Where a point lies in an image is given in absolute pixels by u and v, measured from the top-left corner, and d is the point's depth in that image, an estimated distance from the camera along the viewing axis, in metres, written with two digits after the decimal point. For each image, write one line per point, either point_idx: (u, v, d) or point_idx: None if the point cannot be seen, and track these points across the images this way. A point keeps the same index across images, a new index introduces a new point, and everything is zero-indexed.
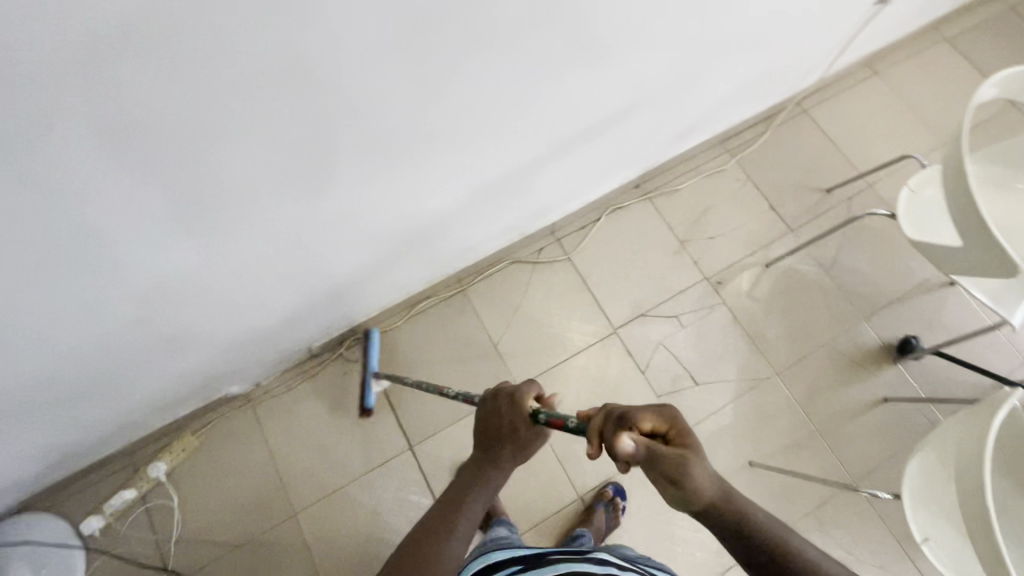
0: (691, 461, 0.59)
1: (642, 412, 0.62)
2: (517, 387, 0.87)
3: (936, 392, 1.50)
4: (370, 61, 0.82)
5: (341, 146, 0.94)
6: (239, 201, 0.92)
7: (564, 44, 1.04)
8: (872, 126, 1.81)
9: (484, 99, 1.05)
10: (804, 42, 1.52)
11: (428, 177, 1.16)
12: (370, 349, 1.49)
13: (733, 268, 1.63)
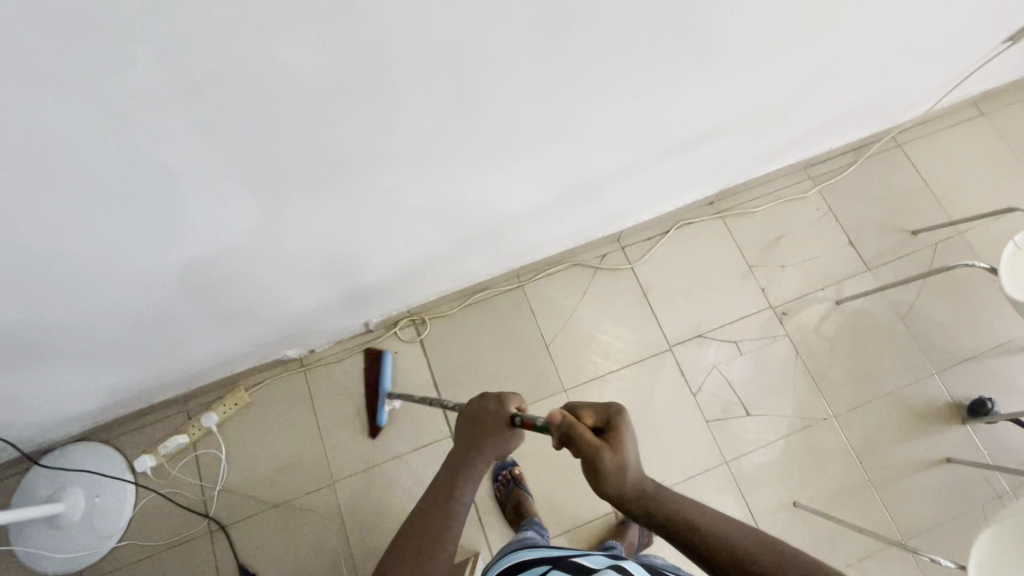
0: (604, 449, 0.70)
1: (584, 406, 0.76)
2: (505, 391, 0.87)
3: (1005, 460, 1.41)
4: (489, 49, 0.80)
5: (441, 131, 0.93)
6: (335, 172, 0.92)
7: (675, 53, 1.01)
8: (970, 171, 1.70)
9: (585, 98, 1.02)
10: (916, 74, 1.43)
11: (514, 170, 1.15)
12: (382, 370, 1.47)
13: (801, 301, 1.57)
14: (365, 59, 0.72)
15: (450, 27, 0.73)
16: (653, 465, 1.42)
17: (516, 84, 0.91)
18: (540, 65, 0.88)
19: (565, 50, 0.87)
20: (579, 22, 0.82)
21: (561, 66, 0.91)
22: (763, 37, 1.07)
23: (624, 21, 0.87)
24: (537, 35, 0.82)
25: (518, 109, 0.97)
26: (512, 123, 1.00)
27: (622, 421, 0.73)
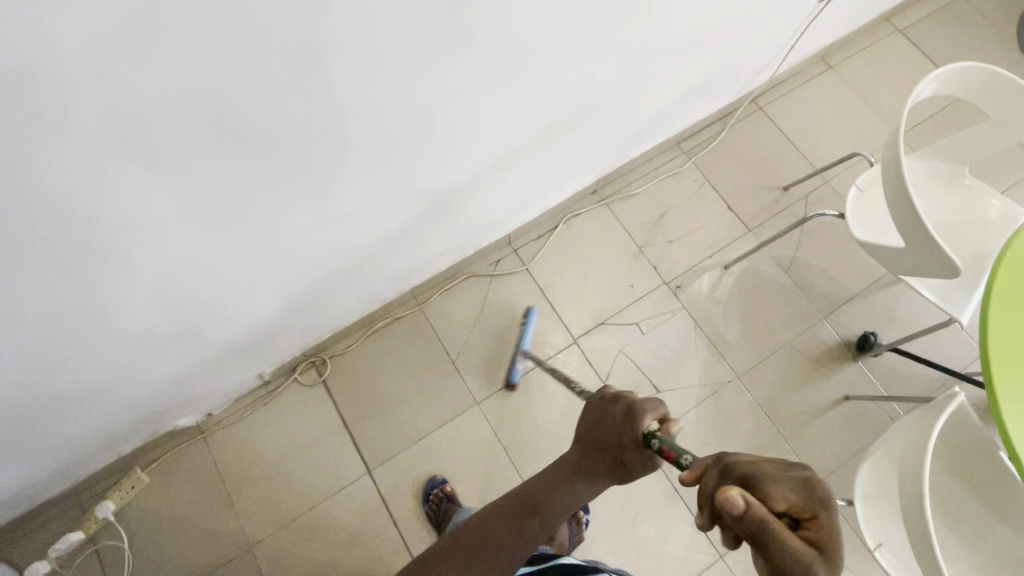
0: (816, 562, 0.51)
1: (776, 486, 0.55)
2: (640, 402, 0.77)
3: (896, 387, 1.50)
4: (279, 88, 0.78)
5: (261, 172, 0.89)
6: (155, 234, 0.87)
7: (498, 60, 1.01)
8: (828, 122, 1.80)
9: (418, 114, 1.00)
10: (752, 40, 1.50)
11: (371, 197, 1.12)
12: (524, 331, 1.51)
13: (692, 271, 1.62)
14: (122, 117, 0.68)
15: (210, 69, 0.69)
16: None
17: (329, 115, 0.88)
18: (343, 91, 0.86)
19: (364, 70, 0.85)
20: (367, 41, 0.80)
21: (368, 87, 0.88)
22: (583, 29, 1.08)
23: (421, 35, 0.85)
24: (324, 59, 0.79)
25: (345, 137, 0.94)
26: (344, 152, 0.97)
27: (830, 517, 0.54)
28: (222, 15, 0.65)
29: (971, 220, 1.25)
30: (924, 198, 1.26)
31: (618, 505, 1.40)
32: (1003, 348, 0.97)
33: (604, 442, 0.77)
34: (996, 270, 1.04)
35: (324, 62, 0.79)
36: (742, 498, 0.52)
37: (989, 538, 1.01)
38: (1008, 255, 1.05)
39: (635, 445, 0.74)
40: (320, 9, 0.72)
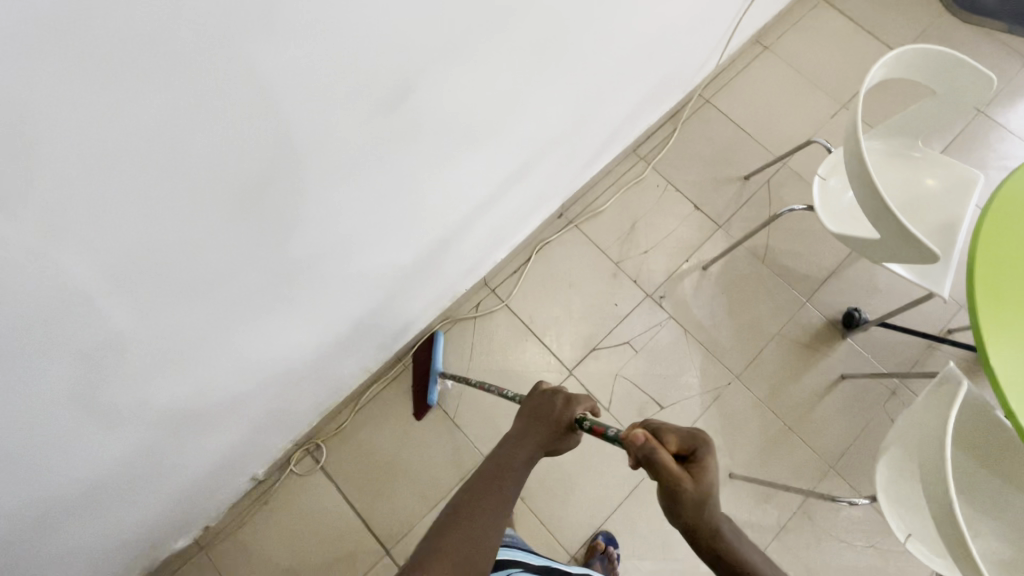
0: (687, 479, 0.63)
1: (670, 430, 0.68)
2: (575, 392, 0.89)
3: (887, 357, 1.52)
4: (228, 223, 0.71)
5: (224, 299, 0.81)
6: (120, 388, 0.78)
7: (461, 128, 0.94)
8: (776, 105, 1.81)
9: (381, 201, 0.93)
10: (692, 42, 1.49)
11: (344, 288, 1.05)
12: (436, 351, 1.48)
13: (673, 278, 1.60)
14: (66, 291, 0.60)
15: (152, 217, 0.62)
16: (592, 494, 1.41)
17: (289, 227, 0.80)
18: (300, 203, 0.78)
19: (320, 178, 0.77)
20: (320, 151, 0.73)
21: (327, 192, 0.81)
22: (540, 78, 1.02)
23: (374, 130, 0.78)
24: (277, 177, 0.71)
25: (308, 242, 0.86)
26: (310, 258, 0.89)
27: (711, 456, 0.65)
28: (157, 163, 0.57)
29: (932, 190, 1.27)
30: (885, 179, 1.28)
31: (645, 532, 1.38)
32: (993, 315, 0.97)
33: (545, 422, 0.85)
34: (977, 238, 1.04)
35: (276, 179, 0.71)
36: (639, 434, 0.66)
37: (1010, 508, 1.03)
38: (987, 221, 1.05)
39: (562, 425, 0.84)
40: (265, 131, 0.65)
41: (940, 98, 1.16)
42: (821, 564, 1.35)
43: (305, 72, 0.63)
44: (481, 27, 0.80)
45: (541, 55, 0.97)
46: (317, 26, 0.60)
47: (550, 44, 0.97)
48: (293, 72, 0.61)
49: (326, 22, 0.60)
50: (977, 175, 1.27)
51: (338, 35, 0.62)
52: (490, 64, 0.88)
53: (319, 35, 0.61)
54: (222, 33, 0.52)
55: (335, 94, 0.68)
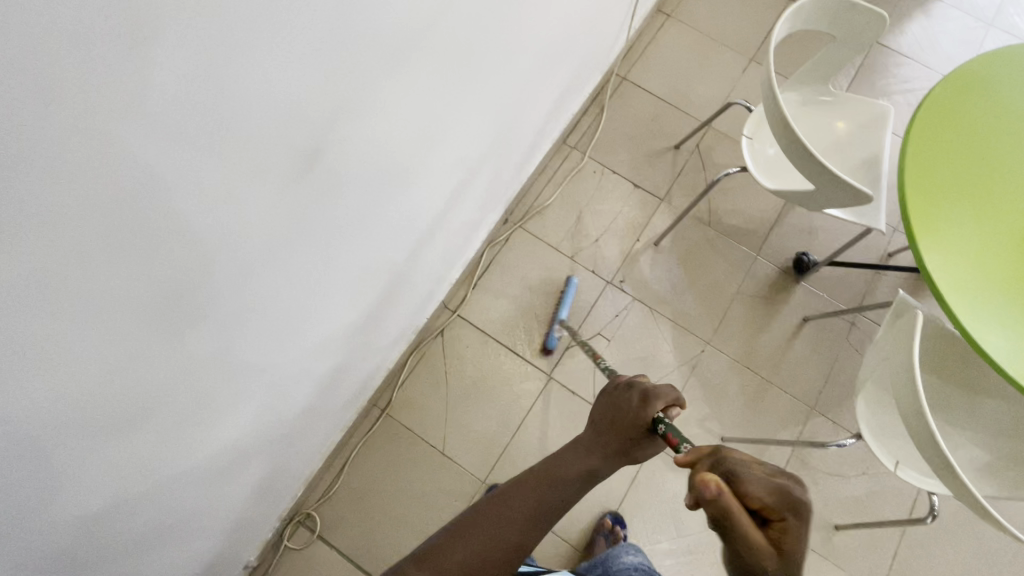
0: (769, 553, 0.58)
1: (755, 485, 0.60)
2: (657, 389, 0.82)
3: (840, 293, 1.58)
4: (158, 333, 0.63)
5: (171, 411, 0.73)
6: (74, 541, 0.69)
7: (384, 164, 0.89)
8: (688, 69, 1.84)
9: (321, 260, 0.87)
10: (598, 25, 1.48)
11: (302, 355, 0.98)
12: (564, 298, 1.53)
13: (629, 260, 1.61)
14: None
15: (65, 356, 0.54)
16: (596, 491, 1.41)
17: (225, 316, 0.73)
18: (231, 288, 0.71)
19: (248, 256, 0.71)
20: (241, 229, 0.67)
21: (259, 267, 0.74)
22: (456, 96, 0.98)
23: (294, 193, 0.72)
24: (199, 269, 0.64)
25: (248, 324, 0.79)
26: (257, 338, 0.83)
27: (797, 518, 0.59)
28: (54, 301, 0.49)
29: (851, 129, 1.32)
30: (805, 128, 1.32)
31: (656, 515, 1.39)
32: (933, 237, 0.95)
33: (619, 425, 0.81)
34: (907, 142, 1.02)
35: (197, 273, 0.64)
36: (717, 488, 0.58)
37: (977, 414, 1.09)
38: (914, 124, 1.03)
39: (637, 426, 0.80)
40: (172, 230, 0.57)
41: (841, 42, 1.21)
42: (823, 503, 1.41)
43: (203, 155, 0.56)
44: (383, 61, 0.74)
45: (452, 74, 0.93)
46: (207, 106, 0.53)
47: (459, 61, 0.93)
48: (188, 160, 0.55)
49: (217, 100, 0.54)
50: (886, 107, 1.33)
51: (232, 107, 0.56)
52: (404, 94, 0.83)
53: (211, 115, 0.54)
54: (93, 141, 0.45)
55: (242, 169, 0.62)
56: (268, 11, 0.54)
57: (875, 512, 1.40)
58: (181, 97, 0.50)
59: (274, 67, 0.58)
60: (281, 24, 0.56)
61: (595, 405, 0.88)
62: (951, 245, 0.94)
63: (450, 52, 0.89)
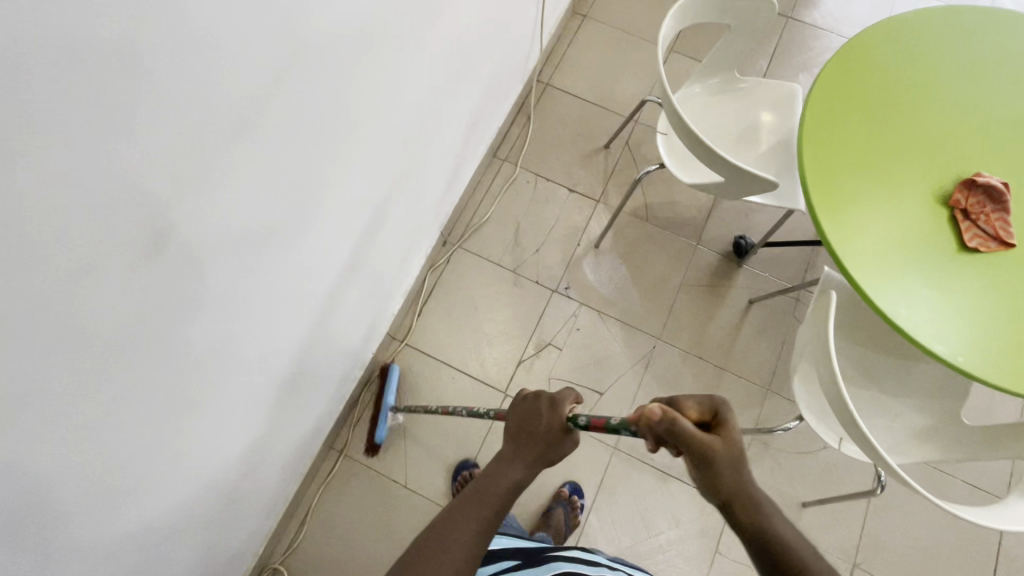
0: (717, 446, 0.68)
1: (687, 401, 0.73)
2: (557, 392, 0.87)
3: (782, 271, 1.60)
4: (44, 444, 0.60)
5: (81, 514, 0.70)
6: None
7: (282, 211, 0.85)
8: (609, 67, 1.84)
9: (230, 327, 0.85)
10: (508, 37, 1.48)
11: (230, 420, 0.96)
12: (392, 382, 1.45)
13: (572, 266, 1.61)
14: None
15: None
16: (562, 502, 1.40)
17: (127, 407, 0.70)
18: (132, 380, 0.68)
19: (144, 346, 0.68)
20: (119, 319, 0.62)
21: (162, 351, 0.72)
22: (353, 134, 0.95)
23: (180, 270, 0.68)
24: (80, 376, 0.60)
25: (158, 411, 0.76)
26: (174, 418, 0.80)
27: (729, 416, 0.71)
28: None
29: (762, 111, 1.32)
30: (718, 117, 1.32)
31: (625, 518, 1.39)
32: (838, 222, 0.96)
33: (535, 434, 0.83)
34: (801, 127, 1.02)
35: (75, 379, 0.60)
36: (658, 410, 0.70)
37: (913, 381, 1.11)
38: (808, 107, 1.04)
39: (554, 432, 0.82)
40: (29, 347, 0.53)
41: (738, 31, 1.22)
42: (788, 482, 1.42)
43: (52, 266, 0.52)
44: (245, 112, 0.68)
45: (347, 120, 0.91)
46: (42, 217, 0.49)
47: (352, 99, 0.90)
48: (31, 274, 0.50)
49: (58, 209, 0.50)
50: (793, 86, 1.34)
51: (84, 207, 0.52)
52: (290, 142, 0.79)
53: (51, 225, 0.50)
54: None
55: (109, 262, 0.58)
56: (112, 108, 0.51)
57: (839, 484, 1.41)
58: (7, 219, 0.46)
59: (130, 162, 0.55)
60: (131, 116, 0.53)
61: (505, 423, 0.89)
62: (856, 224, 0.95)
63: (341, 101, 0.88)
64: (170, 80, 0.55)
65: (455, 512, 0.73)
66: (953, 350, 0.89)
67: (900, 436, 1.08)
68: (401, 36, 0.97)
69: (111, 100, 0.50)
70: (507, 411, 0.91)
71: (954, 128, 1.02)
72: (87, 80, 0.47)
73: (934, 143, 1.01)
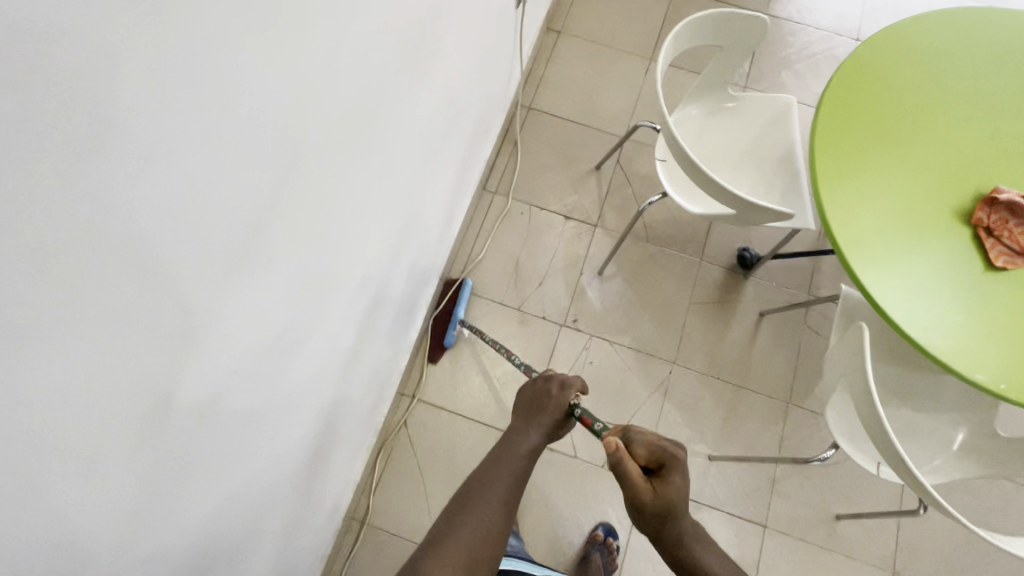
0: (647, 493, 0.72)
1: (640, 443, 0.76)
2: (567, 376, 0.90)
3: (788, 281, 1.58)
4: None
5: None
6: None
7: (284, 318, 0.78)
8: (591, 84, 1.79)
9: (242, 444, 0.78)
10: (490, 72, 1.41)
11: (247, 534, 0.89)
12: (464, 295, 1.51)
13: (577, 296, 1.57)
14: None
15: None
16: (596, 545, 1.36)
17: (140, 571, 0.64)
18: (141, 540, 0.62)
19: (153, 505, 0.62)
20: (125, 489, 0.56)
21: (173, 500, 0.66)
22: (350, 214, 0.88)
23: (184, 416, 0.62)
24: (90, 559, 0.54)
25: (175, 555, 0.70)
26: (190, 556, 0.74)
27: (672, 469, 0.73)
28: None
29: (760, 126, 1.29)
30: (715, 137, 1.29)
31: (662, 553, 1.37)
32: (863, 254, 0.92)
33: (547, 412, 0.86)
34: (813, 149, 0.99)
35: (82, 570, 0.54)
36: (615, 446, 0.73)
37: (943, 397, 1.09)
38: (818, 129, 1.00)
39: (559, 411, 0.86)
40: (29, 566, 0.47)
41: (731, 49, 1.18)
42: (820, 496, 1.40)
43: (48, 468, 0.45)
44: (242, 237, 0.61)
45: (344, 203, 0.85)
46: (27, 430, 0.42)
47: (346, 182, 0.83)
48: (23, 496, 0.44)
49: (46, 413, 0.43)
50: (788, 97, 1.31)
51: (78, 401, 0.46)
52: (288, 246, 0.73)
53: (38, 431, 0.43)
54: None
55: (110, 441, 0.52)
56: (97, 292, 0.45)
57: (870, 493, 1.40)
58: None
59: (121, 333, 0.48)
60: (117, 293, 0.47)
61: (517, 400, 0.92)
62: (880, 250, 0.93)
63: (337, 188, 0.81)
64: (159, 239, 0.49)
65: (475, 481, 0.78)
66: (995, 377, 0.87)
67: (936, 455, 1.06)
68: (393, 104, 0.90)
69: (96, 284, 0.44)
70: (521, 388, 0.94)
71: (968, 142, 0.99)
72: (63, 270, 0.41)
73: (950, 157, 0.98)
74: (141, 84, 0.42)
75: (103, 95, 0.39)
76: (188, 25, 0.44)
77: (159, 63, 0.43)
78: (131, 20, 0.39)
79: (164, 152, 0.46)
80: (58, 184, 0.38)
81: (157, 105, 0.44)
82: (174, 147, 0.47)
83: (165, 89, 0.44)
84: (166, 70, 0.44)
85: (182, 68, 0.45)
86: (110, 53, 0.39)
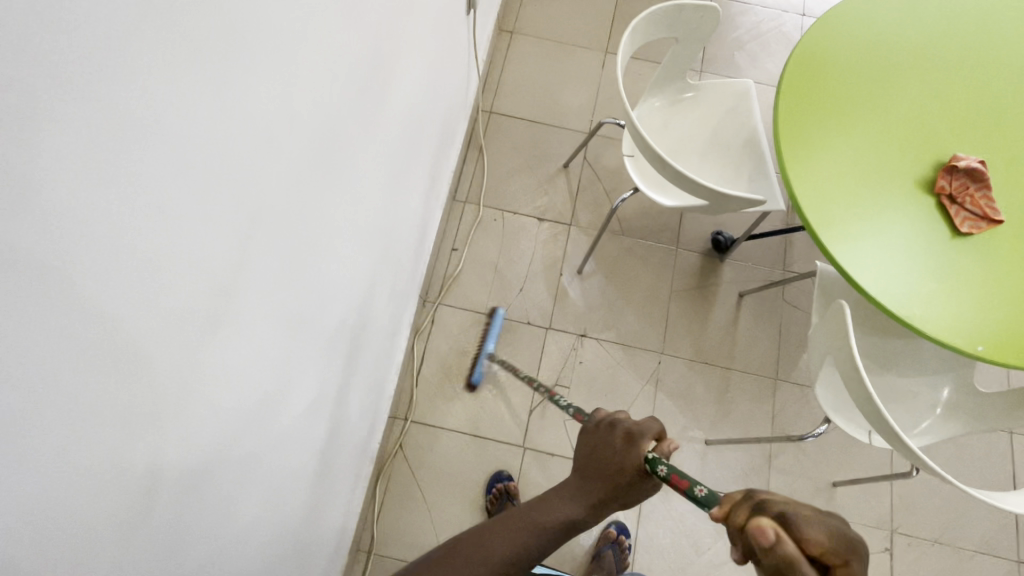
0: None
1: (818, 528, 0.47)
2: (640, 426, 0.69)
3: (762, 260, 1.60)
4: None
5: None
6: None
7: (265, 368, 0.75)
8: (549, 82, 1.78)
9: (237, 503, 0.75)
10: (448, 81, 1.39)
11: None
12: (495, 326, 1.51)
13: (560, 297, 1.56)
14: None
15: None
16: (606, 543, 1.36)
17: None
18: None
19: None
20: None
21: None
22: (321, 249, 0.85)
23: (174, 491, 0.59)
24: None
25: None
26: None
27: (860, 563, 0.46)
28: None
29: (721, 113, 1.30)
30: (680, 127, 1.29)
31: (670, 542, 1.38)
32: (837, 233, 0.94)
33: (606, 473, 0.67)
34: (777, 132, 1.00)
35: None
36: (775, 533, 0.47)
37: (923, 361, 1.13)
38: (780, 113, 1.01)
39: (623, 475, 0.66)
40: None
41: (686, 41, 1.18)
42: (815, 467, 1.43)
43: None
44: (214, 297, 0.58)
45: (313, 238, 0.81)
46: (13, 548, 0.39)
47: (314, 218, 0.80)
48: None
49: (25, 526, 0.40)
50: (746, 82, 1.32)
51: (65, 502, 0.43)
52: (261, 295, 0.70)
53: (24, 545, 0.40)
54: None
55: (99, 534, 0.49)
56: (72, 388, 0.42)
57: (861, 457, 1.44)
58: None
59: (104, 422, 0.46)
60: (94, 382, 0.44)
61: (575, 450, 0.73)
62: (853, 228, 0.94)
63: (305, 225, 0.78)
64: (132, 319, 0.47)
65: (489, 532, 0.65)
66: (972, 341, 0.90)
67: (923, 418, 1.09)
68: (353, 131, 0.88)
69: (71, 380, 0.42)
70: (583, 430, 0.75)
71: (923, 113, 1.02)
72: (28, 374, 0.38)
73: (908, 129, 1.01)
74: (89, 159, 0.38)
75: (61, 188, 0.37)
76: (143, 97, 0.42)
77: (107, 133, 0.39)
78: (73, 94, 0.36)
79: (123, 227, 0.43)
80: (17, 285, 0.36)
81: (111, 179, 0.41)
82: (133, 220, 0.44)
83: (123, 164, 0.41)
84: (118, 141, 0.40)
85: (138, 138, 0.42)
86: (66, 144, 0.36)
